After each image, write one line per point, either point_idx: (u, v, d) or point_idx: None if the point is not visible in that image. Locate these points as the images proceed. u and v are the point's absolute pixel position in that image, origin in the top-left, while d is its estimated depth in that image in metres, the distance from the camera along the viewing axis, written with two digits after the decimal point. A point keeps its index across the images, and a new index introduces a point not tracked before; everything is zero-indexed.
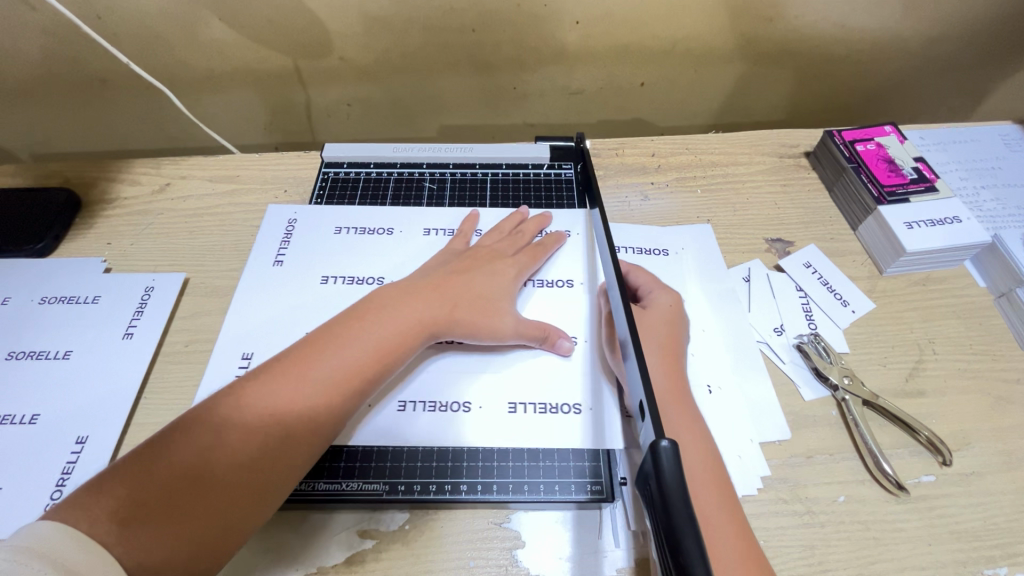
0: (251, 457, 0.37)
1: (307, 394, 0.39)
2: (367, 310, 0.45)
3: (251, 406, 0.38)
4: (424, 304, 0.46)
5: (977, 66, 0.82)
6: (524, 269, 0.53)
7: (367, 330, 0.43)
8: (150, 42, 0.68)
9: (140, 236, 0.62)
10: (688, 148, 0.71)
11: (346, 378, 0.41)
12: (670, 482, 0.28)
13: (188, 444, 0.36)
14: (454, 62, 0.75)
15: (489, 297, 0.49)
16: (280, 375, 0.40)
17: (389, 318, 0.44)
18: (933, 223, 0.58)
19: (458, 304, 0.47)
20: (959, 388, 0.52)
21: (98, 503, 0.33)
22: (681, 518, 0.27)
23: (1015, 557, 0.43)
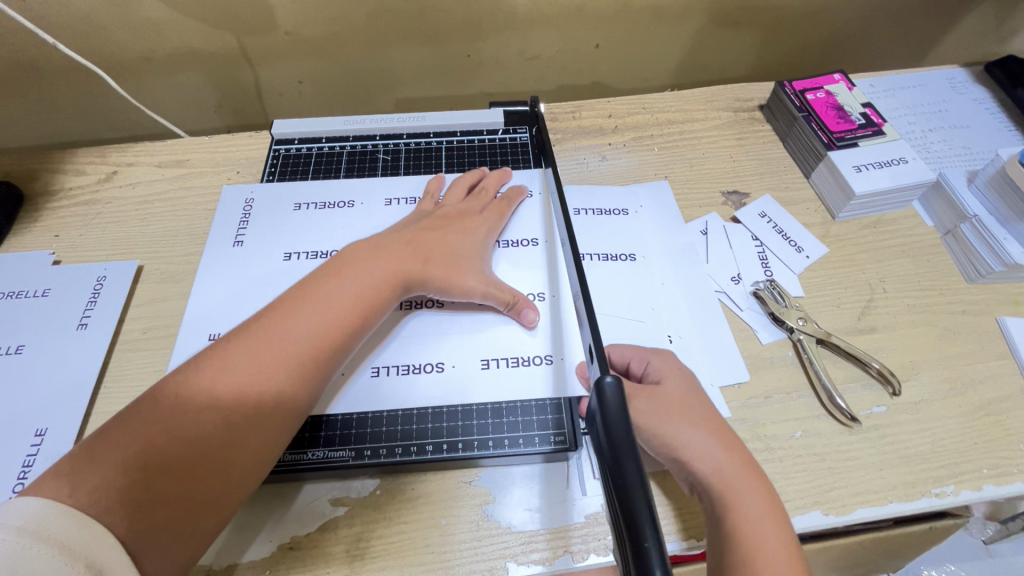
0: (237, 416, 0.37)
1: (289, 348, 0.39)
2: (343, 263, 0.45)
3: (231, 367, 0.38)
4: (399, 256, 0.46)
5: (925, 12, 0.83)
6: (492, 228, 0.53)
7: (343, 284, 0.43)
8: (81, 24, 0.65)
9: (89, 226, 0.60)
10: (644, 107, 0.71)
11: (325, 334, 0.41)
12: (612, 422, 0.29)
13: (172, 407, 0.36)
14: (404, 32, 0.73)
15: (459, 252, 0.49)
16: (259, 333, 0.40)
17: (366, 271, 0.44)
18: (880, 165, 0.59)
19: (431, 258, 0.48)
20: (908, 322, 0.54)
21: (85, 473, 0.33)
22: (619, 450, 0.28)
23: (960, 475, 0.45)
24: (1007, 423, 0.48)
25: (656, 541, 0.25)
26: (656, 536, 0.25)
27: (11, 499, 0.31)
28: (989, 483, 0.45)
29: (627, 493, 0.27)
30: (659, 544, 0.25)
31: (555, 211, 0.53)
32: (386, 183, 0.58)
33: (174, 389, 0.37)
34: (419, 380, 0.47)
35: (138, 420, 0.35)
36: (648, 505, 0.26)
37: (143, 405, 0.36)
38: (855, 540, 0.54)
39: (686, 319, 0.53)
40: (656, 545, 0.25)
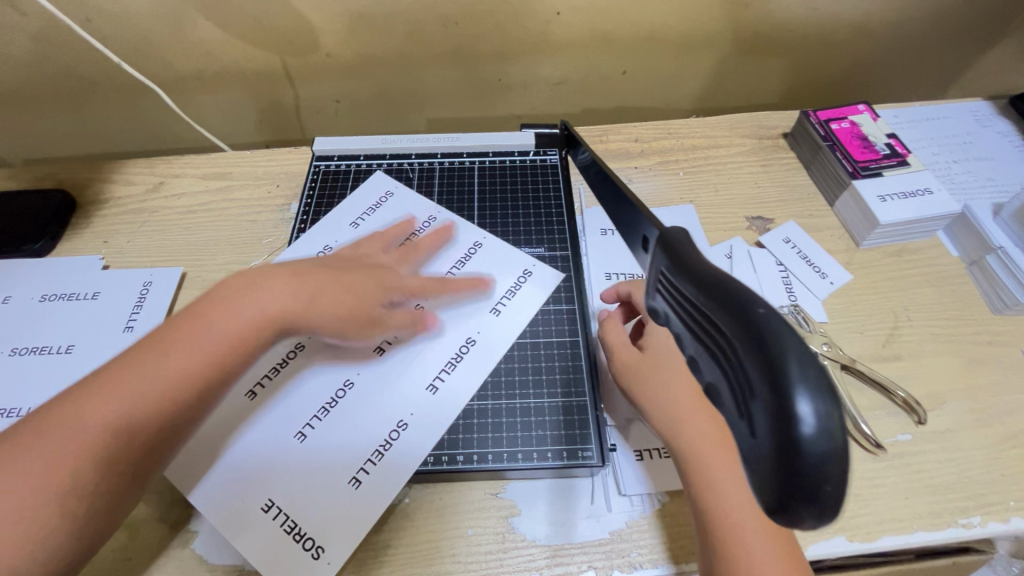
0: (111, 452, 0.35)
1: (152, 388, 0.37)
2: (222, 295, 0.41)
3: (149, 376, 0.37)
4: (283, 294, 0.42)
5: (948, 46, 0.85)
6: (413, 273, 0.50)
7: (219, 318, 0.40)
8: (137, 43, 0.69)
9: (136, 234, 0.63)
10: (670, 132, 0.73)
11: (189, 371, 0.38)
12: (692, 268, 0.21)
13: (37, 443, 0.34)
14: (440, 56, 0.76)
15: (364, 294, 0.46)
16: (123, 371, 0.37)
17: (248, 304, 0.41)
18: (906, 195, 0.60)
19: (323, 297, 0.43)
20: (934, 351, 0.54)
21: None
22: (723, 282, 0.20)
23: (987, 506, 0.45)
24: None
25: (808, 391, 0.17)
26: (813, 382, 0.17)
27: None
28: (1017, 515, 0.45)
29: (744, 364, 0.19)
30: (821, 396, 0.17)
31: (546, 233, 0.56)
32: (402, 206, 0.60)
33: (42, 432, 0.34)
34: (357, 404, 0.46)
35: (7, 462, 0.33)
36: (805, 351, 0.18)
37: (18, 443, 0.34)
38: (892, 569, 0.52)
39: None
40: (815, 393, 0.17)
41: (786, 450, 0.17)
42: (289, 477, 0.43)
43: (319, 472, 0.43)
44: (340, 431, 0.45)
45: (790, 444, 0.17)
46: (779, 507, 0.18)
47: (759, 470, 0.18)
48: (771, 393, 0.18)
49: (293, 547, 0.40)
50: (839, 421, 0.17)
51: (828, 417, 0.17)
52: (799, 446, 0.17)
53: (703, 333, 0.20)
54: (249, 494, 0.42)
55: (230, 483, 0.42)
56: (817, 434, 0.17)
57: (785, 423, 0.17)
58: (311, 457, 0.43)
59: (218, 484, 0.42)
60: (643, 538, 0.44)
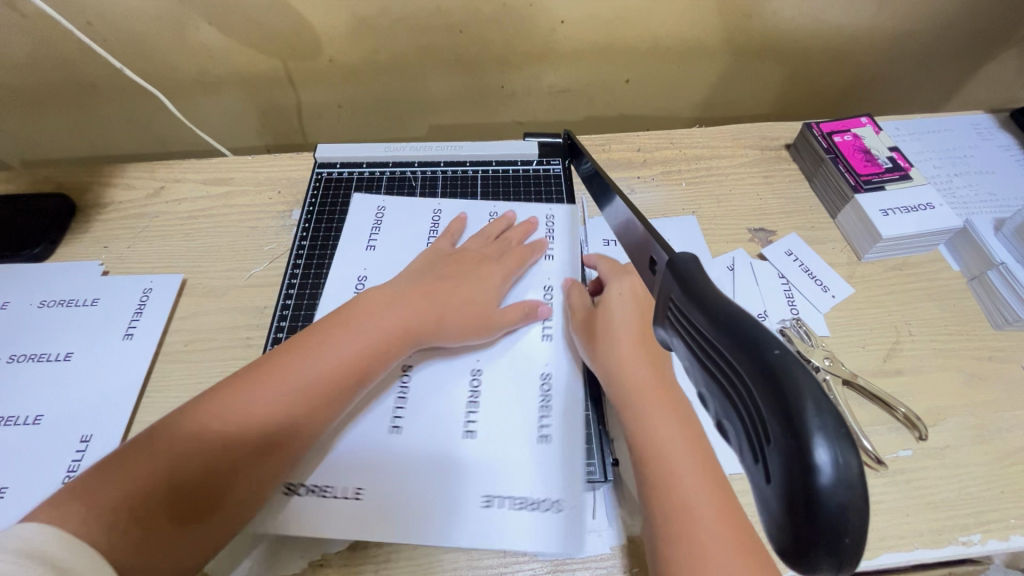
0: (239, 449, 0.38)
1: (294, 389, 0.41)
2: (360, 310, 0.46)
3: (263, 393, 0.40)
4: (415, 309, 0.47)
5: (950, 59, 0.85)
6: (512, 271, 0.54)
7: (356, 331, 0.45)
8: (140, 47, 0.69)
9: (136, 239, 0.63)
10: (672, 142, 0.73)
11: (329, 378, 0.42)
12: (703, 301, 0.21)
13: (179, 435, 0.37)
14: (443, 63, 0.76)
15: (477, 299, 0.51)
16: (275, 372, 0.41)
17: (365, 330, 0.45)
18: (907, 210, 0.60)
19: (448, 308, 0.49)
20: (934, 366, 0.54)
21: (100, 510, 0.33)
22: (735, 319, 0.19)
23: (987, 524, 0.45)
24: None
25: (827, 437, 0.17)
26: (829, 427, 0.17)
27: (32, 527, 0.31)
28: (1017, 533, 0.45)
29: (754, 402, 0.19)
30: (839, 441, 0.17)
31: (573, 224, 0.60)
32: (411, 210, 0.61)
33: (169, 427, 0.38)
34: (495, 398, 0.48)
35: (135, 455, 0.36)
36: (821, 395, 0.18)
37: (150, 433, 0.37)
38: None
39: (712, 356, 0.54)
40: (832, 438, 0.17)
41: (799, 493, 0.17)
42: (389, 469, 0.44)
43: (520, 452, 0.45)
44: (494, 420, 0.47)
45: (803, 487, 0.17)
46: (794, 548, 0.18)
47: (772, 510, 0.18)
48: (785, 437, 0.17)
49: (537, 514, 0.43)
50: (858, 468, 0.17)
51: (845, 463, 0.17)
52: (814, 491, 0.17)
53: (714, 367, 0.20)
54: (436, 481, 0.44)
55: (398, 478, 0.44)
56: (836, 482, 0.17)
57: (801, 468, 0.17)
58: (488, 442, 0.45)
59: (380, 486, 0.43)
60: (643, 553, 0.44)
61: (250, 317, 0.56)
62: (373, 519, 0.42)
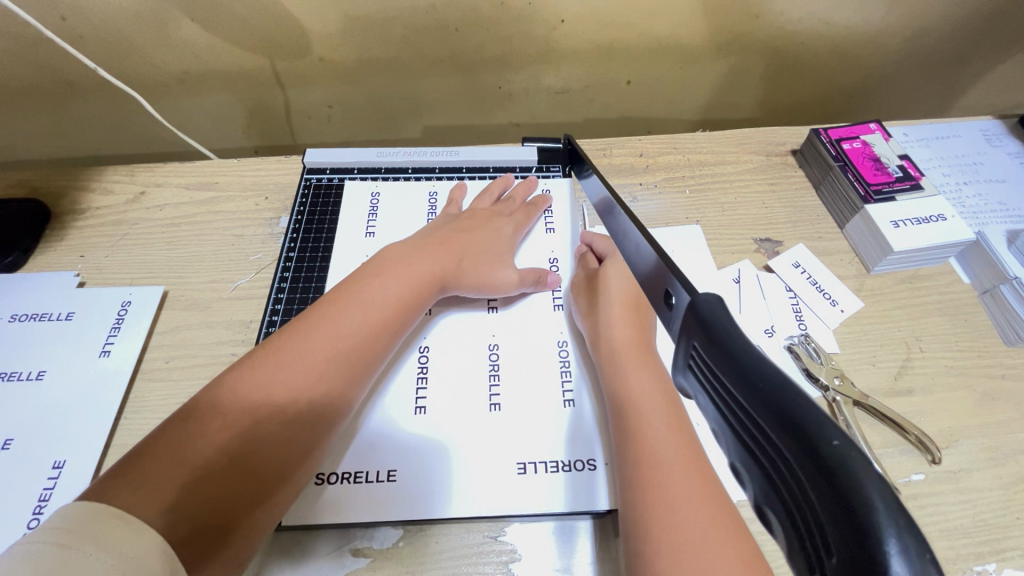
0: (274, 418, 0.37)
1: (337, 343, 0.41)
2: (383, 264, 0.48)
3: (291, 356, 0.40)
4: (437, 257, 0.50)
5: (959, 62, 0.83)
6: (520, 226, 0.57)
7: (385, 286, 0.46)
8: (118, 43, 0.66)
9: (115, 248, 0.59)
10: (676, 147, 0.71)
11: (358, 334, 0.43)
12: (739, 362, 0.19)
13: (213, 405, 0.36)
14: (438, 63, 0.73)
15: (493, 250, 0.54)
16: (315, 327, 0.42)
17: (382, 288, 0.46)
18: (919, 221, 0.58)
19: (468, 257, 0.52)
20: (946, 385, 0.52)
21: (139, 486, 0.32)
22: (783, 392, 0.17)
23: (1003, 553, 0.44)
24: None
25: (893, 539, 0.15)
26: (908, 544, 0.15)
27: (65, 507, 0.30)
28: None
29: (809, 500, 0.17)
30: (919, 560, 0.15)
31: (575, 210, 0.61)
32: (402, 210, 0.60)
33: (197, 413, 0.36)
34: (514, 366, 0.50)
35: (160, 451, 0.34)
36: (891, 499, 0.16)
37: (174, 425, 0.35)
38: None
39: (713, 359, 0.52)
40: (910, 555, 0.15)
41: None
42: (405, 446, 0.46)
43: (545, 417, 0.48)
44: (515, 389, 0.49)
45: None
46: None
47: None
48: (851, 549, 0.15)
49: (571, 475, 0.45)
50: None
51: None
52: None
53: (755, 446, 0.18)
54: (466, 453, 0.46)
55: (429, 454, 0.46)
56: None
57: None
58: (512, 411, 0.48)
59: (416, 464, 0.45)
60: None
61: (235, 332, 0.54)
62: (407, 500, 0.44)
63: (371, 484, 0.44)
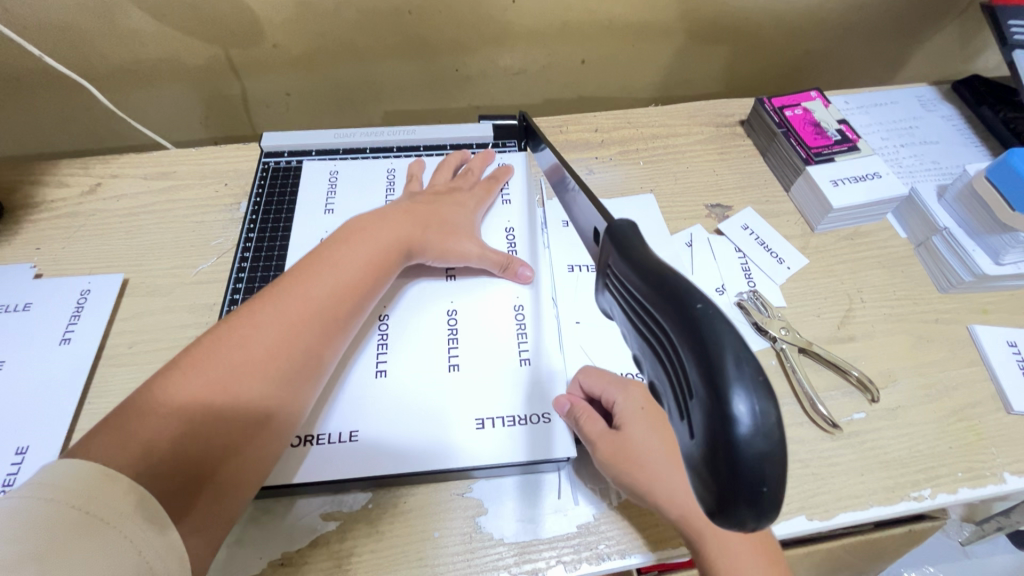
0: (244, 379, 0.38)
1: (304, 307, 0.42)
2: (350, 233, 0.49)
3: (259, 322, 0.40)
4: (401, 224, 0.50)
5: (898, 33, 0.87)
6: (481, 202, 0.58)
7: (353, 253, 0.47)
8: (65, 34, 0.65)
9: (72, 239, 0.59)
10: (629, 122, 0.73)
11: (324, 299, 0.43)
12: (638, 260, 0.22)
13: (184, 368, 0.37)
14: (394, 47, 0.74)
15: (454, 222, 0.54)
16: (282, 295, 0.43)
17: (348, 255, 0.46)
18: (856, 180, 0.61)
19: (428, 226, 0.52)
20: (885, 331, 0.56)
21: (113, 446, 0.33)
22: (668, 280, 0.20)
23: (936, 479, 0.47)
24: (979, 428, 0.50)
25: (743, 389, 0.18)
26: (752, 387, 0.18)
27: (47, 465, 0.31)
28: (964, 486, 0.47)
29: (685, 369, 0.19)
30: (759, 397, 0.18)
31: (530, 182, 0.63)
32: (361, 188, 0.61)
33: (162, 383, 0.37)
34: (473, 329, 0.51)
35: (128, 420, 0.34)
36: (744, 357, 0.18)
37: (141, 395, 0.36)
38: (864, 537, 0.53)
39: None
40: (753, 396, 0.18)
41: (723, 456, 0.18)
42: (365, 406, 0.46)
43: (505, 376, 0.48)
44: (475, 350, 0.50)
45: (724, 439, 0.18)
46: (721, 512, 0.19)
47: (700, 473, 0.19)
48: (708, 399, 0.18)
49: (529, 428, 0.46)
50: (777, 421, 0.18)
51: (761, 418, 0.18)
52: (737, 454, 0.18)
53: (651, 332, 0.21)
54: (425, 413, 0.46)
55: (389, 414, 0.46)
56: (752, 431, 0.18)
57: (719, 421, 0.18)
58: (471, 370, 0.49)
59: (377, 423, 0.46)
60: (611, 528, 0.44)
61: (198, 315, 0.54)
62: (369, 458, 0.44)
63: (332, 445, 0.45)
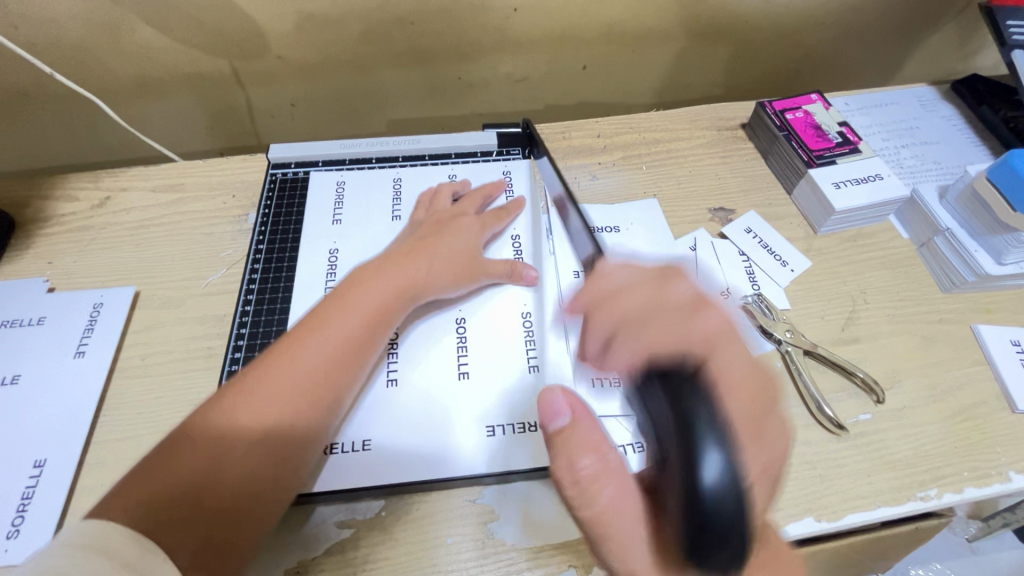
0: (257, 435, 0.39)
1: (314, 360, 0.43)
2: (361, 277, 0.49)
3: (271, 375, 0.41)
4: (409, 265, 0.51)
5: (896, 34, 0.87)
6: (486, 227, 0.58)
7: (362, 293, 0.48)
8: (73, 50, 0.66)
9: (83, 253, 0.60)
10: (631, 127, 0.74)
11: (335, 350, 0.44)
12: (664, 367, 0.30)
13: (202, 424, 0.39)
14: (397, 56, 0.75)
15: (458, 253, 0.54)
16: (293, 346, 0.43)
17: (358, 302, 0.47)
18: (858, 182, 0.62)
19: (434, 261, 0.52)
20: (889, 331, 0.56)
21: (135, 502, 0.34)
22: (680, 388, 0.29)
23: (942, 478, 0.48)
24: (984, 427, 0.50)
25: (715, 455, 0.27)
26: (721, 459, 0.27)
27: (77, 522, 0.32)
28: (970, 485, 0.47)
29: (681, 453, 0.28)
30: (727, 468, 0.27)
31: (535, 189, 0.63)
32: (367, 198, 0.62)
33: (181, 441, 0.38)
34: (481, 337, 0.52)
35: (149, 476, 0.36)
36: (718, 438, 0.27)
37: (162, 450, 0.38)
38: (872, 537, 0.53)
39: None
40: (720, 465, 0.27)
41: (702, 512, 0.26)
42: (377, 415, 0.47)
43: (513, 384, 0.49)
44: (483, 359, 0.50)
45: (698, 498, 0.27)
46: (700, 557, 0.26)
47: (683, 524, 0.27)
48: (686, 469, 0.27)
49: (538, 434, 0.47)
50: (740, 485, 0.27)
51: (726, 470, 0.27)
52: (706, 510, 0.26)
53: (663, 422, 0.29)
54: (435, 421, 0.47)
55: (401, 422, 0.47)
56: (717, 489, 0.26)
57: (695, 480, 0.27)
58: (480, 377, 0.49)
59: (390, 431, 0.46)
60: None
61: (209, 326, 0.55)
62: (383, 466, 0.45)
63: (345, 455, 0.45)
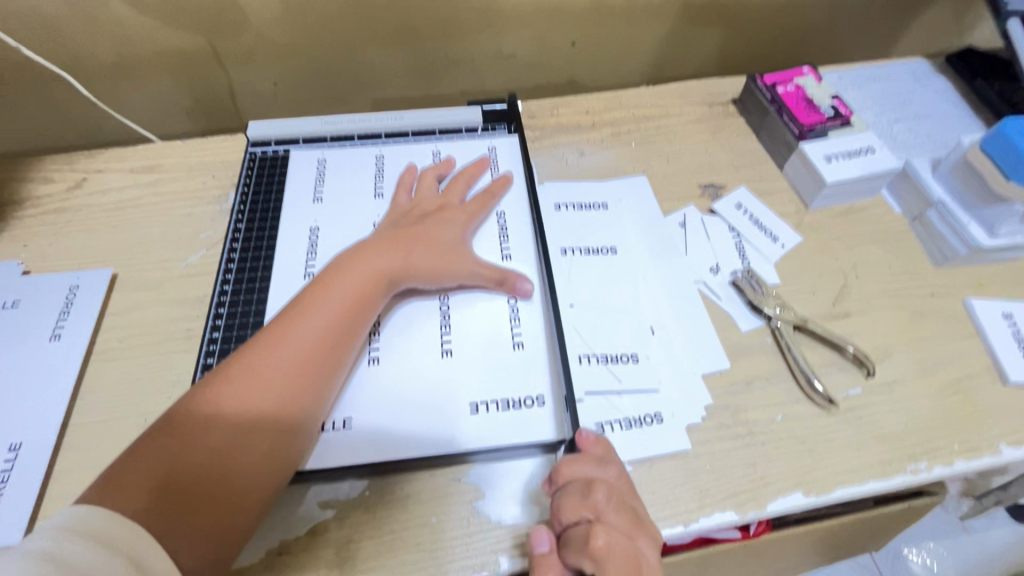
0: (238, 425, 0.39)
1: (296, 347, 0.42)
2: (344, 260, 0.48)
3: (251, 365, 0.41)
4: (394, 248, 0.49)
5: (890, 8, 0.86)
6: (473, 212, 0.56)
7: (344, 276, 0.46)
8: (44, 27, 0.64)
9: (59, 235, 0.59)
10: (620, 103, 0.72)
11: (316, 336, 0.43)
12: None
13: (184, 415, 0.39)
14: (379, 32, 0.73)
15: (443, 241, 0.52)
16: (274, 334, 0.42)
17: (340, 286, 0.45)
18: (850, 155, 0.61)
19: (419, 245, 0.50)
20: (881, 306, 0.55)
21: (118, 494, 0.35)
22: None
23: (933, 451, 0.47)
24: (975, 400, 0.50)
25: None
26: None
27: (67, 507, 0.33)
28: (960, 458, 0.47)
29: None
30: None
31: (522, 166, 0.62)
32: (349, 176, 0.60)
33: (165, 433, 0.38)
34: (465, 315, 0.51)
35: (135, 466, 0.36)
36: None
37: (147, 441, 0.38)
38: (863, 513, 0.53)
39: (663, 301, 0.54)
40: None
41: None
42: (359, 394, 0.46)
43: (498, 361, 0.48)
44: (467, 336, 0.50)
45: None
46: None
47: None
48: None
49: (523, 411, 0.46)
50: None
51: None
52: None
53: None
54: (418, 398, 0.46)
55: (383, 400, 0.46)
56: None
57: None
58: (464, 354, 0.49)
59: (372, 410, 0.46)
60: None
61: (189, 308, 0.54)
62: (364, 444, 0.44)
63: (327, 434, 0.45)
